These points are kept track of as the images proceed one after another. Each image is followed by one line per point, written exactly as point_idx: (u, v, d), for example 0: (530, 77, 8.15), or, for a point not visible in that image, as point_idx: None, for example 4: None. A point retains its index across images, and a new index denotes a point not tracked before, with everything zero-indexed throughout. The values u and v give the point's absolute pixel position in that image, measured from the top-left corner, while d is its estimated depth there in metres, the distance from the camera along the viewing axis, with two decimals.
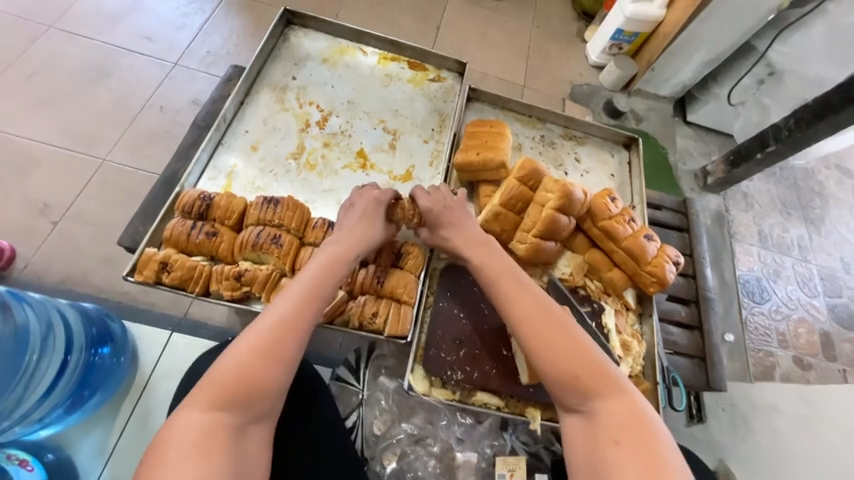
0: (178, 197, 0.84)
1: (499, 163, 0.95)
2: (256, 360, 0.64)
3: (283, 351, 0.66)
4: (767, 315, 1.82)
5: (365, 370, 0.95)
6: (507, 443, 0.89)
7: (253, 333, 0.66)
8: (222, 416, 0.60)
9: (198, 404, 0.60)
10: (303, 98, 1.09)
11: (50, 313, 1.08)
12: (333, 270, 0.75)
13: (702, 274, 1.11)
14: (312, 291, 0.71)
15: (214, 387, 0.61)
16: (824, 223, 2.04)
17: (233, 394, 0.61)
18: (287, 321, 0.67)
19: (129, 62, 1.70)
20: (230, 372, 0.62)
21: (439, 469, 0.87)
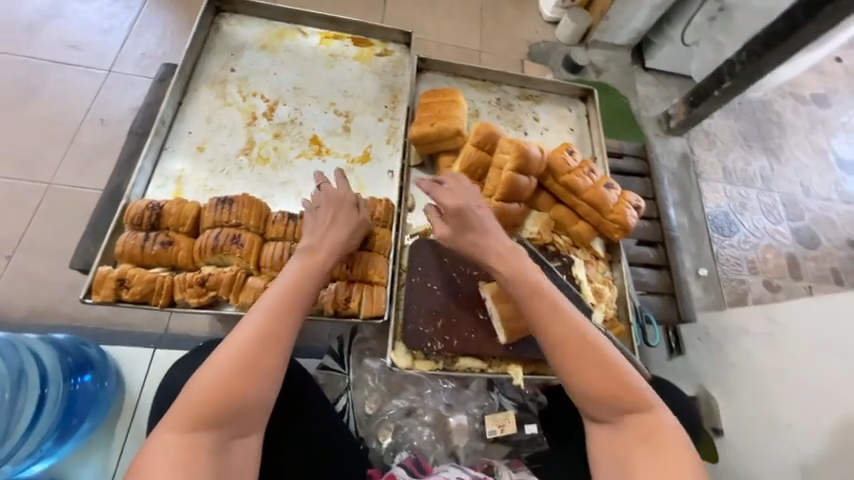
0: (125, 210, 0.80)
1: (454, 131, 0.93)
2: (231, 378, 0.61)
3: (259, 367, 0.63)
4: (738, 246, 1.91)
5: (348, 357, 0.96)
6: (496, 401, 0.94)
7: (224, 351, 0.63)
8: (199, 435, 0.58)
9: (173, 426, 0.58)
10: (246, 89, 1.03)
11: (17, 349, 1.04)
12: (310, 277, 0.72)
13: (665, 215, 1.15)
14: (288, 301, 0.69)
15: (188, 407, 0.59)
16: (783, 151, 2.11)
17: (209, 413, 0.59)
18: (262, 335, 0.65)
19: (58, 76, 1.59)
20: (203, 391, 0.60)
21: (434, 436, 0.92)
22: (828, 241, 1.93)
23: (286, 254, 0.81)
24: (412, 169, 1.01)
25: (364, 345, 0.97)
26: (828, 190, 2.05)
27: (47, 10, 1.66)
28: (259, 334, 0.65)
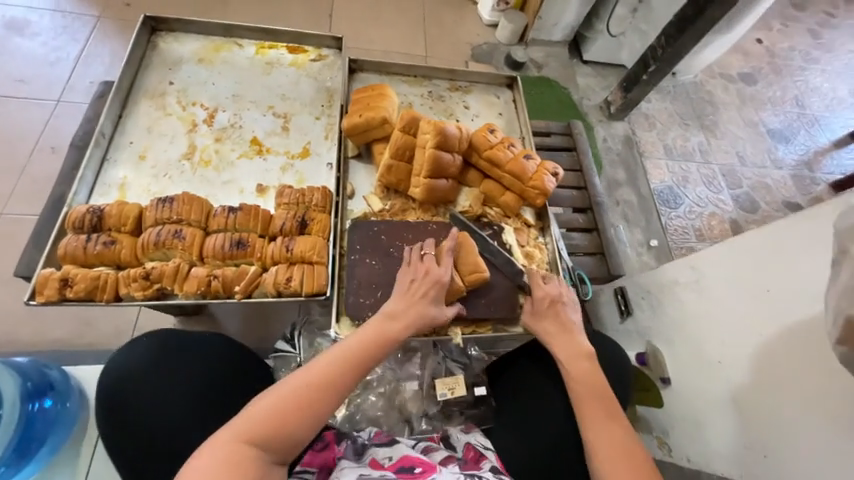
0: (66, 216, 0.84)
1: (381, 119, 1.01)
2: (292, 405, 0.63)
3: (319, 407, 0.65)
4: (684, 216, 2.02)
5: (298, 338, 1.08)
6: (443, 367, 1.03)
7: (294, 381, 0.66)
8: (252, 452, 0.59)
9: (230, 436, 0.59)
10: (185, 100, 1.09)
11: None
12: (384, 339, 0.75)
13: (592, 184, 1.26)
14: (359, 354, 0.71)
15: (251, 423, 0.61)
16: (718, 127, 2.28)
17: (265, 435, 0.61)
18: (329, 379, 0.67)
19: (5, 109, 1.60)
20: (267, 413, 0.62)
21: (385, 405, 0.99)
22: (765, 204, 2.09)
23: (226, 243, 0.87)
24: (350, 159, 1.08)
25: (312, 325, 1.11)
26: (762, 158, 2.22)
27: None
28: (328, 373, 0.67)
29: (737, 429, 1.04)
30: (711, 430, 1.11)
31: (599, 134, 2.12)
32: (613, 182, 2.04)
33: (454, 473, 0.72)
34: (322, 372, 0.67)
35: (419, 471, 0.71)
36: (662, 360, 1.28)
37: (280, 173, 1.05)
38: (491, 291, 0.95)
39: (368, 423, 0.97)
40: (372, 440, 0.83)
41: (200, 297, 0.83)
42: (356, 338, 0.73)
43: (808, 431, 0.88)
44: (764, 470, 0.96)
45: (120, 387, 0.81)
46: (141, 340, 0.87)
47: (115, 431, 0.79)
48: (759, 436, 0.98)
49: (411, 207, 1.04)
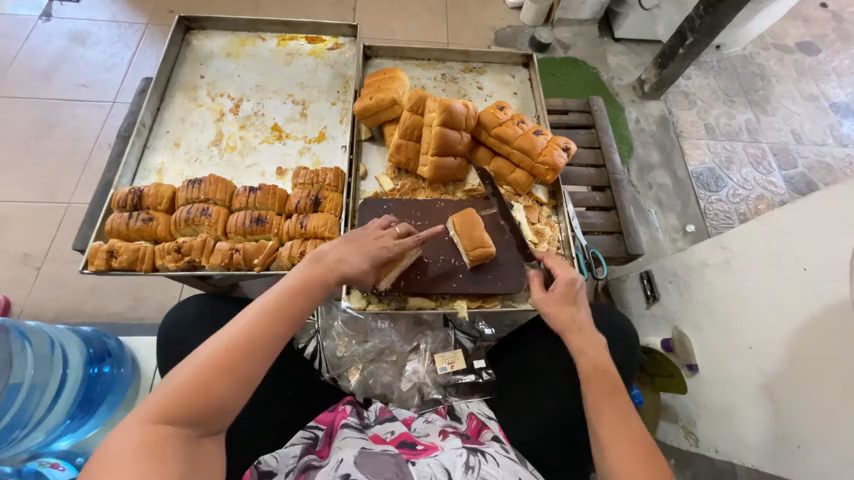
0: (112, 197, 0.95)
1: (391, 100, 1.04)
2: (216, 364, 0.56)
3: (248, 364, 0.58)
4: (726, 200, 1.88)
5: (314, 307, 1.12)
6: (450, 339, 1.07)
7: (216, 342, 0.59)
8: (169, 428, 0.51)
9: (144, 413, 0.51)
10: (214, 91, 1.18)
11: (49, 341, 1.16)
12: (311, 288, 0.70)
13: (611, 162, 1.21)
14: (285, 304, 0.66)
15: (166, 396, 0.53)
16: (770, 102, 2.09)
17: (183, 407, 0.53)
18: (251, 336, 0.60)
19: (71, 111, 1.80)
20: (183, 384, 0.54)
21: (394, 374, 1.04)
22: (824, 185, 1.90)
23: (248, 220, 0.95)
24: (364, 142, 1.12)
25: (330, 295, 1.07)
26: (822, 135, 2.01)
27: (60, 58, 1.90)
28: (253, 329, 0.61)
29: (768, 419, 0.97)
30: (741, 420, 1.05)
31: (630, 115, 2.02)
32: (645, 164, 1.94)
33: (457, 449, 0.74)
34: (247, 328, 0.61)
35: (421, 449, 0.75)
36: (687, 345, 1.22)
37: (298, 157, 1.11)
38: (499, 267, 0.95)
39: (381, 389, 1.02)
40: (377, 419, 0.88)
41: (224, 269, 0.91)
42: (276, 292, 0.67)
43: (846, 423, 0.80)
44: (796, 463, 0.90)
45: (174, 343, 0.95)
46: (186, 304, 1.00)
47: None
48: (790, 425, 0.92)
49: (421, 186, 1.06)
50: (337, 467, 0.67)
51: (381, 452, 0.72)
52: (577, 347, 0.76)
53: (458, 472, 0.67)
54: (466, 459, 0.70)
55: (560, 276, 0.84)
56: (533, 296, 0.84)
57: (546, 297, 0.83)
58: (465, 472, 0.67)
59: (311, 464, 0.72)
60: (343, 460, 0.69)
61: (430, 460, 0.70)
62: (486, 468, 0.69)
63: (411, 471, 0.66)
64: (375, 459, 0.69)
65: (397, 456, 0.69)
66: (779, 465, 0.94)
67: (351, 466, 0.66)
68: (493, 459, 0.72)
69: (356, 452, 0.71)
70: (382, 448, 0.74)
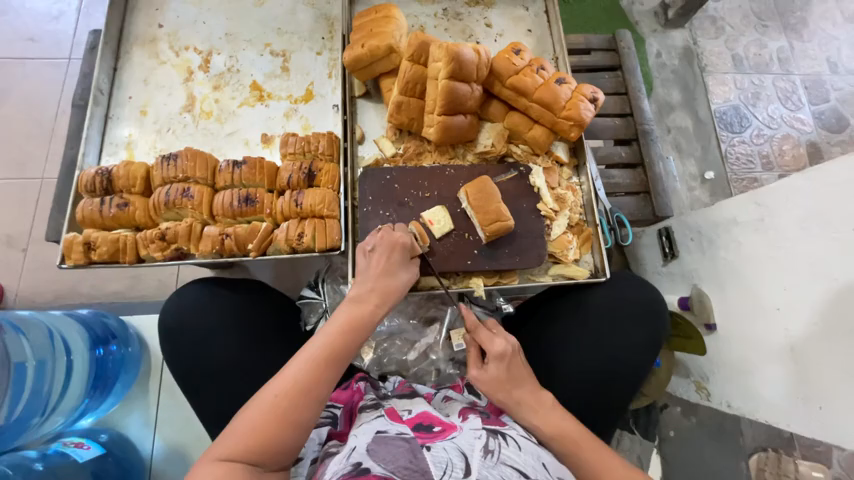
0: (78, 180, 0.86)
1: (387, 47, 0.88)
2: (271, 415, 0.61)
3: (300, 413, 0.62)
4: (749, 142, 1.73)
5: (322, 285, 1.05)
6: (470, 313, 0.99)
7: (271, 391, 0.63)
8: (237, 465, 0.58)
9: (215, 458, 0.58)
10: (177, 44, 1.00)
11: (47, 330, 1.08)
12: (358, 326, 0.71)
13: (638, 109, 1.17)
14: (335, 346, 0.67)
15: (234, 440, 0.59)
16: (807, 25, 1.83)
17: (247, 448, 0.59)
18: (302, 385, 0.63)
19: (23, 72, 1.55)
20: (247, 429, 0.60)
21: (407, 348, 0.99)
22: None
23: (235, 200, 0.85)
24: (357, 100, 0.97)
25: (336, 272, 1.05)
26: None
27: None
28: (304, 377, 0.64)
29: (789, 377, 0.91)
30: (758, 379, 1.00)
31: (651, 49, 1.78)
32: (665, 104, 1.75)
33: (475, 431, 0.70)
34: (297, 376, 0.64)
35: (438, 431, 0.69)
36: (708, 305, 1.12)
37: (284, 120, 0.97)
38: (516, 239, 0.88)
39: (396, 366, 0.98)
40: (395, 391, 0.86)
41: (216, 256, 0.83)
42: (326, 334, 0.68)
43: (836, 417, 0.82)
44: (814, 419, 0.86)
45: (178, 332, 0.89)
46: (181, 291, 0.92)
47: (180, 371, 0.88)
48: (812, 383, 0.86)
49: (427, 149, 0.94)
50: (350, 455, 0.63)
51: (396, 435, 0.66)
52: (530, 426, 0.75)
53: (475, 457, 0.62)
54: (485, 443, 0.67)
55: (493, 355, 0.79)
56: (470, 373, 0.81)
57: (481, 374, 0.80)
58: (484, 457, 0.63)
59: (331, 451, 0.69)
60: (357, 448, 0.65)
61: (447, 443, 0.65)
62: (507, 452, 0.66)
63: (426, 457, 0.60)
64: (389, 445, 0.64)
65: (413, 441, 0.64)
66: (795, 420, 0.91)
67: (363, 454, 0.62)
68: (513, 442, 0.69)
69: (370, 438, 0.67)
70: (396, 431, 0.68)
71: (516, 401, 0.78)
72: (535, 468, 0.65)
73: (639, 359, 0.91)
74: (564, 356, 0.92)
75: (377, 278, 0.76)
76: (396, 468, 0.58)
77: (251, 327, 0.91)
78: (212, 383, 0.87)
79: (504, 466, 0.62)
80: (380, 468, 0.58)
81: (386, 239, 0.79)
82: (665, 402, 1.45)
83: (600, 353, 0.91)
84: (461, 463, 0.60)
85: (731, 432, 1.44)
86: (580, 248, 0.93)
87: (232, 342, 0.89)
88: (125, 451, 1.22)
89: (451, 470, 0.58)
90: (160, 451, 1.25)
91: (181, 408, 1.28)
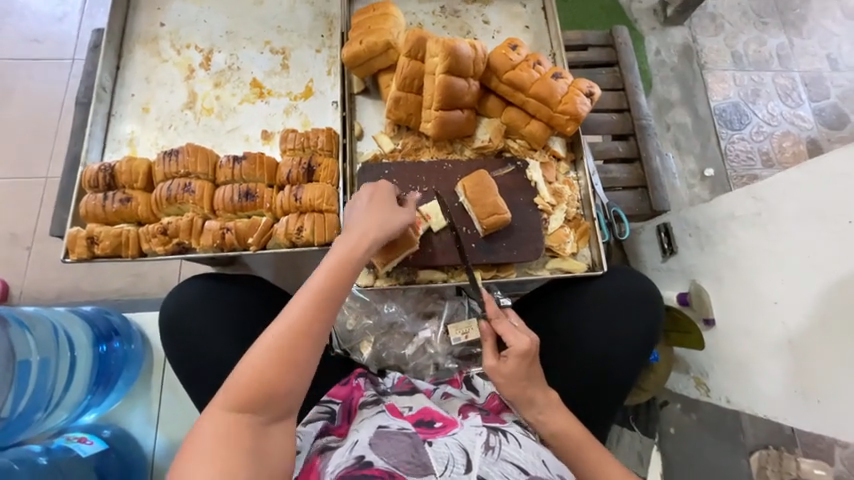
0: (82, 175, 0.88)
1: (385, 44, 0.89)
2: (269, 365, 0.60)
3: (298, 359, 0.61)
4: (749, 138, 1.73)
5: None
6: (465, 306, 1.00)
7: (265, 343, 0.61)
8: (239, 422, 0.58)
9: (219, 411, 0.58)
10: (178, 42, 1.02)
11: (49, 327, 1.10)
12: (344, 275, 0.67)
13: (636, 105, 1.18)
14: (322, 298, 0.65)
15: (234, 393, 0.59)
16: (807, 22, 1.83)
17: (247, 404, 0.59)
18: (295, 332, 0.62)
19: (28, 73, 1.57)
20: (246, 380, 0.59)
21: (405, 343, 1.00)
22: None
23: (235, 195, 0.86)
24: (356, 96, 0.98)
25: None
26: None
27: (2, 7, 1.61)
28: (298, 325, 0.62)
29: (788, 372, 0.91)
30: (757, 374, 1.00)
31: (650, 47, 1.79)
32: (664, 101, 1.75)
33: (476, 427, 0.70)
34: (291, 325, 0.62)
35: (439, 427, 0.70)
36: (707, 301, 1.12)
37: (284, 117, 0.99)
38: (514, 233, 0.89)
39: (395, 360, 0.99)
40: (394, 388, 0.86)
41: (217, 250, 0.85)
42: (316, 279, 0.66)
43: (835, 410, 0.81)
44: (814, 413, 0.86)
45: (180, 325, 0.90)
46: (182, 286, 0.93)
47: (182, 365, 0.90)
48: (812, 377, 0.86)
49: (425, 145, 0.94)
50: (352, 449, 0.64)
51: (397, 430, 0.66)
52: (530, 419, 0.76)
53: (477, 453, 0.64)
54: (487, 439, 0.67)
55: (512, 350, 0.76)
56: (486, 364, 0.78)
57: (499, 366, 0.77)
58: (485, 453, 0.64)
59: (329, 445, 0.70)
60: (359, 442, 0.65)
61: (449, 439, 0.66)
62: (508, 449, 0.66)
63: (428, 453, 0.61)
64: (391, 439, 0.64)
65: (415, 436, 0.65)
66: (794, 414, 0.91)
67: (366, 447, 0.63)
68: (514, 439, 0.69)
69: (371, 433, 0.67)
70: (398, 426, 0.68)
71: (518, 396, 0.77)
72: (536, 465, 0.66)
73: (636, 351, 0.91)
74: (560, 351, 0.92)
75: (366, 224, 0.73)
76: (400, 463, 0.59)
77: (250, 321, 0.92)
78: (211, 376, 0.88)
79: (505, 462, 0.64)
80: (383, 462, 0.60)
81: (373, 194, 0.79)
82: (666, 398, 1.45)
83: (595, 348, 0.91)
84: (462, 459, 0.62)
85: (731, 429, 1.44)
86: (577, 242, 0.94)
87: (232, 336, 0.90)
88: (127, 447, 1.24)
89: (452, 466, 0.60)
90: (162, 447, 1.26)
91: (183, 404, 1.29)
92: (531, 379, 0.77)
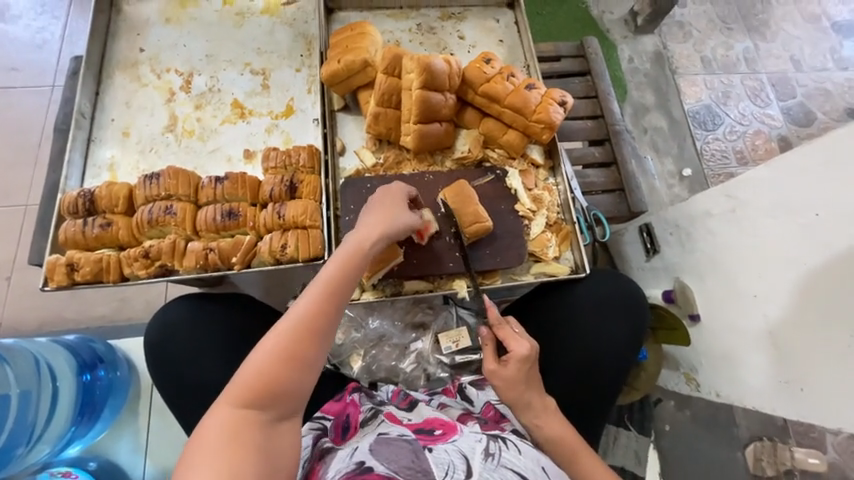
0: (61, 203, 0.87)
1: (362, 61, 0.92)
2: (279, 357, 0.61)
3: (307, 352, 0.62)
4: (723, 138, 1.79)
5: None
6: (454, 314, 1.01)
7: (275, 334, 0.62)
8: (247, 414, 0.58)
9: (228, 404, 0.58)
10: (158, 67, 1.03)
11: (30, 358, 1.07)
12: (350, 267, 0.69)
13: (609, 111, 1.22)
14: (332, 289, 0.66)
15: (246, 383, 0.59)
16: (769, 27, 1.93)
17: (257, 396, 0.59)
18: (306, 324, 0.63)
19: (6, 101, 1.56)
20: (258, 370, 0.60)
21: (396, 355, 1.00)
22: (823, 114, 1.82)
23: (218, 215, 0.86)
24: (337, 113, 1.00)
25: None
26: (822, 59, 1.89)
27: None
28: (308, 318, 0.63)
29: (772, 364, 0.93)
30: (744, 366, 1.01)
31: (623, 55, 1.85)
32: (640, 106, 1.81)
33: (475, 434, 0.70)
34: (300, 318, 0.63)
35: (440, 433, 0.69)
36: (691, 298, 1.14)
37: (266, 136, 1.00)
38: (496, 240, 0.90)
39: (386, 373, 0.99)
40: (391, 400, 0.86)
41: (200, 271, 0.84)
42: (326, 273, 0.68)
43: (822, 397, 0.82)
44: (800, 403, 0.87)
45: (165, 348, 0.89)
46: (167, 309, 0.92)
47: (169, 390, 0.88)
48: (797, 367, 0.87)
49: (406, 157, 0.96)
50: (353, 455, 0.64)
51: (398, 437, 0.67)
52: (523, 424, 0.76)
53: (476, 459, 0.63)
54: (486, 446, 0.67)
55: (513, 355, 0.78)
56: (487, 367, 0.79)
57: (499, 369, 0.79)
58: (485, 460, 0.64)
59: (327, 450, 0.70)
60: (359, 448, 0.65)
61: (449, 446, 0.65)
62: (507, 455, 0.66)
63: (428, 458, 0.61)
64: (392, 445, 0.64)
65: (415, 443, 0.64)
66: (781, 405, 0.92)
67: (366, 453, 0.63)
68: (513, 446, 0.69)
69: (372, 439, 0.67)
70: (398, 432, 0.68)
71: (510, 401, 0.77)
72: (535, 471, 0.65)
73: (625, 351, 0.92)
74: (549, 355, 0.93)
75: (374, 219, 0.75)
76: (399, 469, 0.58)
77: (237, 343, 0.90)
78: (199, 399, 0.87)
79: (505, 469, 0.63)
80: (383, 467, 0.59)
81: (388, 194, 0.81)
82: (659, 396, 1.46)
83: (584, 350, 0.92)
84: (462, 465, 0.61)
85: (725, 423, 1.45)
86: (559, 246, 0.96)
87: (218, 358, 0.89)
88: (113, 477, 1.20)
89: (453, 472, 0.59)
90: (151, 476, 1.23)
91: (172, 430, 1.26)
92: (529, 383, 0.79)
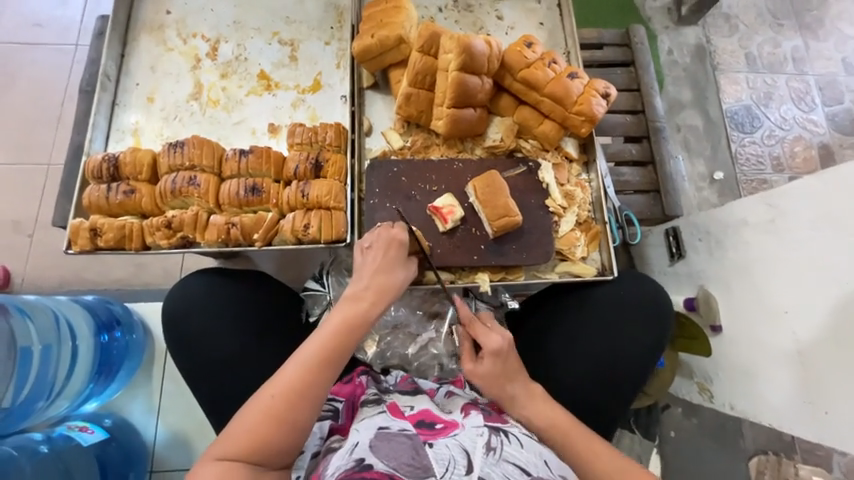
0: (86, 166, 0.86)
1: (397, 38, 0.87)
2: (268, 416, 0.61)
3: (298, 413, 0.62)
4: (759, 142, 1.71)
5: (327, 277, 1.01)
6: (472, 305, 0.98)
7: (268, 392, 0.63)
8: (236, 464, 0.59)
9: (214, 460, 0.58)
10: (185, 31, 0.99)
11: (52, 317, 1.09)
12: (350, 329, 0.69)
13: (650, 106, 1.16)
14: (330, 348, 0.66)
15: (234, 440, 0.60)
16: (823, 25, 1.80)
17: (243, 452, 0.59)
18: (298, 385, 0.63)
19: (30, 57, 1.54)
20: (247, 427, 0.60)
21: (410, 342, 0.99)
22: None
23: (241, 189, 0.85)
24: (366, 91, 0.96)
25: (340, 265, 1.02)
26: None
27: None
28: (302, 379, 0.64)
29: (792, 380, 0.91)
30: (763, 381, 0.98)
31: (663, 46, 1.75)
32: (676, 103, 1.72)
33: (477, 428, 0.68)
34: (292, 379, 0.63)
35: (440, 428, 0.68)
36: (712, 306, 1.11)
37: (292, 111, 0.97)
38: (522, 236, 0.87)
39: (399, 360, 0.98)
40: (397, 386, 0.85)
41: (222, 245, 0.84)
42: (323, 333, 0.68)
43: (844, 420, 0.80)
44: (821, 423, 0.85)
45: (181, 319, 0.89)
46: (187, 280, 0.92)
47: (184, 360, 0.88)
48: (820, 386, 0.85)
49: (435, 142, 0.93)
50: (352, 451, 0.62)
51: (398, 432, 0.65)
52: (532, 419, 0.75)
53: (478, 454, 0.62)
54: (488, 440, 0.65)
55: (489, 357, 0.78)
56: (464, 367, 0.81)
57: (476, 368, 0.80)
58: (486, 455, 0.62)
59: (332, 447, 0.69)
60: (359, 444, 0.64)
61: (450, 440, 0.64)
62: (510, 450, 0.65)
63: (428, 455, 0.60)
64: (392, 441, 0.62)
65: (415, 438, 0.63)
66: (797, 421, 0.90)
67: (366, 449, 0.62)
68: (516, 439, 0.67)
69: (372, 434, 0.65)
70: (398, 427, 0.67)
71: (508, 396, 0.78)
72: (538, 466, 0.64)
73: (640, 354, 0.90)
74: (563, 357, 0.91)
75: (374, 276, 0.74)
76: (399, 467, 0.58)
77: (256, 318, 0.91)
78: (214, 371, 0.87)
79: (506, 463, 0.62)
80: (383, 465, 0.58)
81: (383, 235, 0.78)
82: (667, 402, 1.45)
83: (600, 355, 0.90)
84: (463, 460, 0.60)
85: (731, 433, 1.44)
86: (587, 246, 0.93)
87: (235, 333, 0.89)
88: (128, 436, 1.24)
89: (454, 468, 0.58)
90: (162, 438, 1.26)
91: (184, 395, 1.29)
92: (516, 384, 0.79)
